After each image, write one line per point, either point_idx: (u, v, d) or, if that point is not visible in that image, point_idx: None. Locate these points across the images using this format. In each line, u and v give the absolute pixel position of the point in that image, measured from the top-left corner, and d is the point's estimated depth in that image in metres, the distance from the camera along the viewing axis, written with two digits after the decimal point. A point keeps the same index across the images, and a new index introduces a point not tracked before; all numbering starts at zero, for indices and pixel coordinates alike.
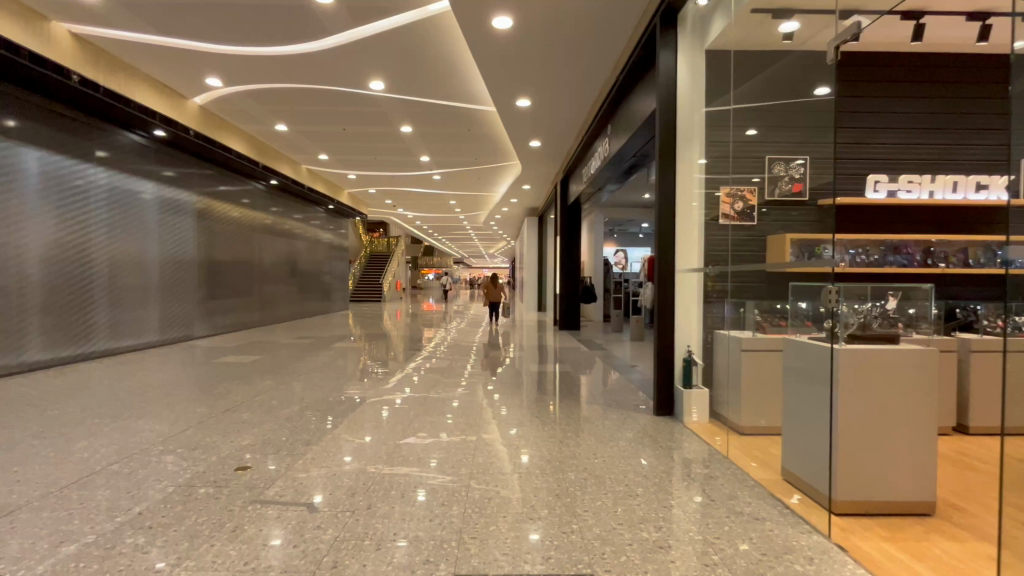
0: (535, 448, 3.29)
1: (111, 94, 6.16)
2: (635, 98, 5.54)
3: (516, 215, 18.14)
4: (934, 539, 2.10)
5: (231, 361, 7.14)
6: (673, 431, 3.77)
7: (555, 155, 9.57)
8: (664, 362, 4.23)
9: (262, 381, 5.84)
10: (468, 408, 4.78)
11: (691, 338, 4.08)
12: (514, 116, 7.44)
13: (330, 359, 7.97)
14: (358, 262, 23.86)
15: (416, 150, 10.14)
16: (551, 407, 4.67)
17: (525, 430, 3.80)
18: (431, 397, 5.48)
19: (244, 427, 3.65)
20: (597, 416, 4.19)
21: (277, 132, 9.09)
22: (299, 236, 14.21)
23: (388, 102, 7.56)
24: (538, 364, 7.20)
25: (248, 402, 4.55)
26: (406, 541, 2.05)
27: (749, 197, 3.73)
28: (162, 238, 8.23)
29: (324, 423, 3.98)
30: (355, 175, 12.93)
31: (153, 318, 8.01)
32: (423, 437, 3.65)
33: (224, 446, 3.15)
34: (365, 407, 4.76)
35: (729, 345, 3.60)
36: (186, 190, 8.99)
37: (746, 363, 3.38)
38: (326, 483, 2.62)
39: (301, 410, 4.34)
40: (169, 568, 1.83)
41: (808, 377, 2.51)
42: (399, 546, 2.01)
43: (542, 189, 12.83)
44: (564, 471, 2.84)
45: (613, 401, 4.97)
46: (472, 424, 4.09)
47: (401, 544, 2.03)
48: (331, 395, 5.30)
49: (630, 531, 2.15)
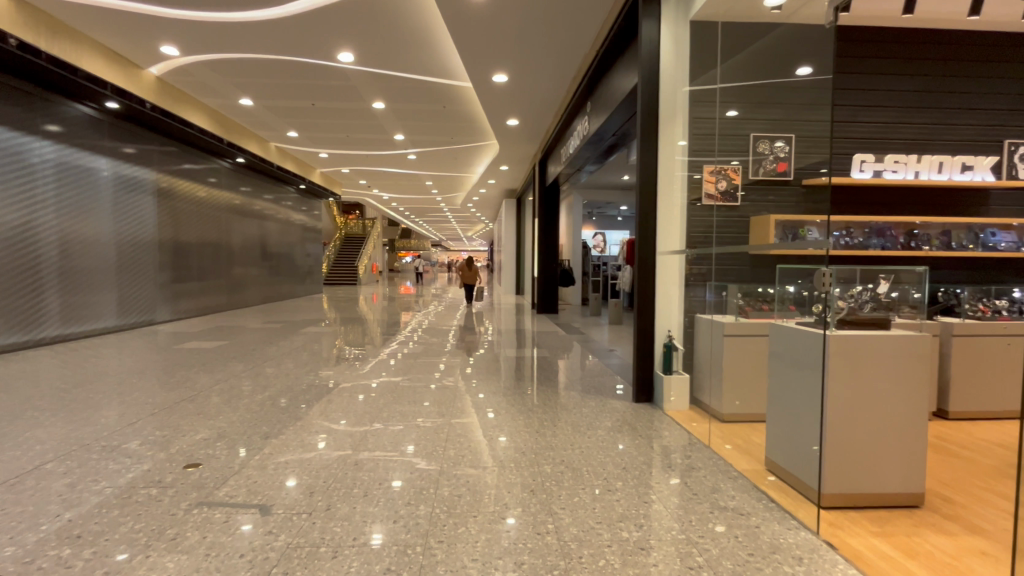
0: (511, 438, 3.14)
1: (55, 61, 5.72)
2: (616, 74, 5.38)
3: (494, 197, 17.86)
4: (925, 534, 2.00)
5: (195, 347, 6.83)
6: (653, 418, 3.66)
7: (533, 134, 9.32)
8: (643, 347, 4.12)
9: (226, 368, 5.57)
10: (443, 394, 4.61)
11: (671, 323, 4.00)
12: (491, 93, 7.18)
13: (302, 344, 7.70)
14: (333, 244, 23.34)
15: (390, 128, 9.80)
16: (528, 394, 4.53)
17: (500, 418, 3.65)
18: (405, 383, 5.29)
19: (202, 418, 3.42)
20: (575, 403, 4.07)
21: (241, 107, 8.65)
22: (269, 217, 13.74)
23: (358, 76, 7.22)
24: (516, 348, 7.05)
25: (209, 391, 4.31)
26: (381, 537, 1.96)
27: (733, 175, 3.51)
28: (118, 217, 7.79)
29: (288, 412, 3.76)
30: (327, 154, 12.49)
31: (110, 301, 7.62)
32: (394, 426, 3.47)
33: (176, 441, 2.92)
34: (334, 393, 4.57)
35: (711, 331, 3.48)
36: (145, 167, 8.53)
37: (729, 348, 3.27)
38: (286, 480, 2.43)
39: (265, 398, 4.12)
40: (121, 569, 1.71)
41: (794, 362, 2.41)
42: (374, 542, 1.92)
43: (520, 170, 12.58)
44: (540, 464, 2.69)
45: (592, 387, 4.85)
46: (446, 411, 3.92)
47: (376, 539, 1.93)
48: (300, 382, 5.07)
49: (609, 531, 2.01)
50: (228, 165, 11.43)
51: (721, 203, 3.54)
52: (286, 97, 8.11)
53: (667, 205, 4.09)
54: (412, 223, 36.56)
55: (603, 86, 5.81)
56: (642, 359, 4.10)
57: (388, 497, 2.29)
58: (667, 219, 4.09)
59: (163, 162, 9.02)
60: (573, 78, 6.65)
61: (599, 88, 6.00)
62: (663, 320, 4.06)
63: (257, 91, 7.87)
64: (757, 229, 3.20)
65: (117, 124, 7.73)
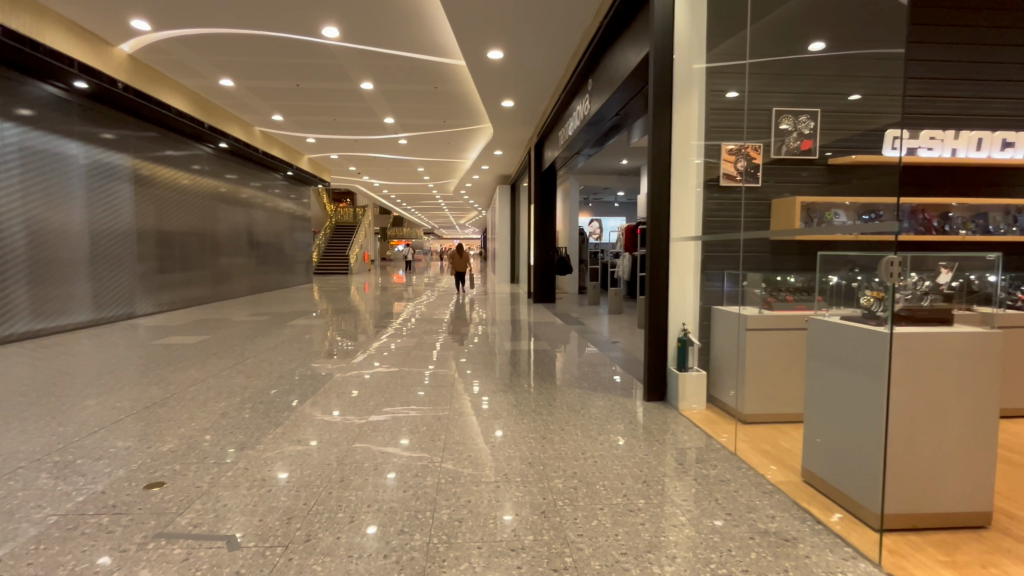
0: (515, 445, 2.83)
1: (14, 36, 5.29)
2: (620, 48, 5.03)
3: (487, 183, 17.47)
4: (1002, 564, 1.74)
5: (175, 342, 6.46)
6: (667, 418, 3.36)
7: (529, 116, 8.94)
8: (653, 342, 3.75)
9: (205, 363, 5.22)
10: (438, 390, 4.30)
11: (686, 315, 3.69)
12: (486, 72, 6.81)
13: (288, 337, 7.35)
14: (322, 232, 22.84)
15: (379, 110, 9.39)
16: (531, 390, 4.21)
17: (505, 419, 3.34)
18: (396, 377, 4.95)
19: (171, 423, 3.08)
20: (582, 401, 3.76)
21: (222, 88, 8.21)
22: (255, 204, 13.28)
23: (344, 54, 6.83)
24: (512, 341, 6.73)
25: (183, 391, 3.97)
26: (376, 527, 1.94)
27: (754, 154, 3.19)
28: (91, 205, 7.35)
29: (269, 413, 3.42)
30: (314, 138, 12.03)
31: (84, 294, 7.22)
32: (383, 429, 3.14)
33: (138, 454, 2.59)
34: (323, 389, 4.24)
35: (731, 324, 3.23)
36: (122, 152, 8.10)
37: (753, 344, 3.03)
38: (265, 502, 2.11)
39: (246, 398, 3.79)
40: (111, 569, 1.68)
41: (842, 365, 2.11)
42: (369, 533, 1.89)
43: (514, 154, 12.19)
44: (548, 477, 2.38)
45: (598, 381, 4.54)
46: (442, 411, 3.61)
47: (371, 532, 1.91)
48: (283, 378, 4.72)
49: (637, 566, 1.72)
50: (210, 151, 10.94)
51: (742, 184, 3.26)
52: (269, 78, 7.70)
53: (681, 186, 3.75)
54: (403, 211, 35.99)
55: (606, 63, 5.47)
56: (654, 353, 3.73)
57: (377, 522, 1.97)
58: (681, 204, 3.75)
59: (142, 147, 8.60)
60: (572, 55, 6.30)
61: (601, 65, 5.65)
62: (678, 311, 3.71)
63: (237, 71, 7.45)
64: (780, 212, 2.86)
65: (90, 106, 7.30)
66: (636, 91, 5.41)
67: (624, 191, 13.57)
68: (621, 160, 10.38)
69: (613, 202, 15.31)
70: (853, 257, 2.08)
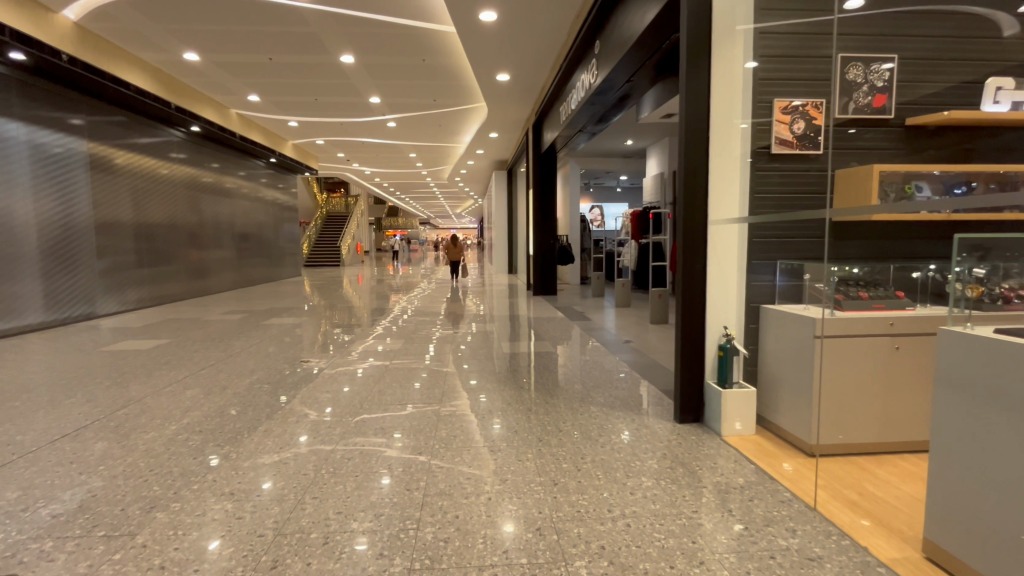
0: (520, 494, 2.11)
1: None
2: (631, 4, 4.34)
3: (482, 169, 16.70)
4: None
5: (131, 345, 5.72)
6: (709, 442, 2.64)
7: (526, 91, 8.21)
8: (685, 350, 2.87)
9: (156, 368, 4.51)
10: (425, 400, 3.57)
11: (729, 316, 2.88)
12: (478, 38, 6.07)
13: (266, 335, 6.62)
14: (313, 223, 22.01)
15: (364, 88, 8.61)
16: (536, 403, 3.47)
17: (507, 450, 2.61)
18: (376, 380, 4.24)
19: (72, 468, 2.37)
20: (598, 422, 3.01)
21: (186, 63, 7.47)
22: (238, 194, 12.52)
23: (318, 20, 6.06)
24: (510, 339, 5.98)
25: (107, 408, 3.24)
26: (366, 542, 1.79)
27: (814, 113, 2.62)
28: (39, 195, 6.60)
29: (205, 439, 2.73)
30: (297, 123, 11.30)
31: (33, 293, 6.51)
32: (345, 464, 2.44)
33: (2, 527, 1.88)
34: (290, 401, 3.51)
35: (790, 327, 2.59)
36: (80, 136, 7.37)
37: (820, 355, 2.38)
38: (199, 550, 1.74)
39: (184, 419, 3.08)
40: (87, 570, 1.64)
41: (992, 402, 1.47)
42: (359, 550, 1.74)
43: (511, 137, 11.47)
44: (564, 557, 1.70)
45: (613, 389, 3.78)
46: (425, 433, 2.90)
47: (361, 546, 1.76)
48: (240, 384, 4.01)
49: None
50: (182, 136, 10.03)
51: (798, 152, 2.69)
52: (238, 50, 6.95)
53: (723, 150, 2.83)
54: (399, 200, 35.34)
55: (616, 21, 4.73)
56: (687, 365, 2.87)
57: (367, 537, 1.81)
58: (722, 175, 2.83)
59: (104, 131, 7.86)
60: (576, 15, 5.55)
61: (609, 26, 4.93)
62: (719, 308, 2.87)
63: (201, 42, 6.71)
64: (845, 185, 2.42)
65: (39, 85, 6.56)
66: (650, 56, 4.73)
67: (626, 175, 12.91)
68: (626, 141, 9.66)
69: (615, 187, 14.62)
70: (989, 238, 1.43)
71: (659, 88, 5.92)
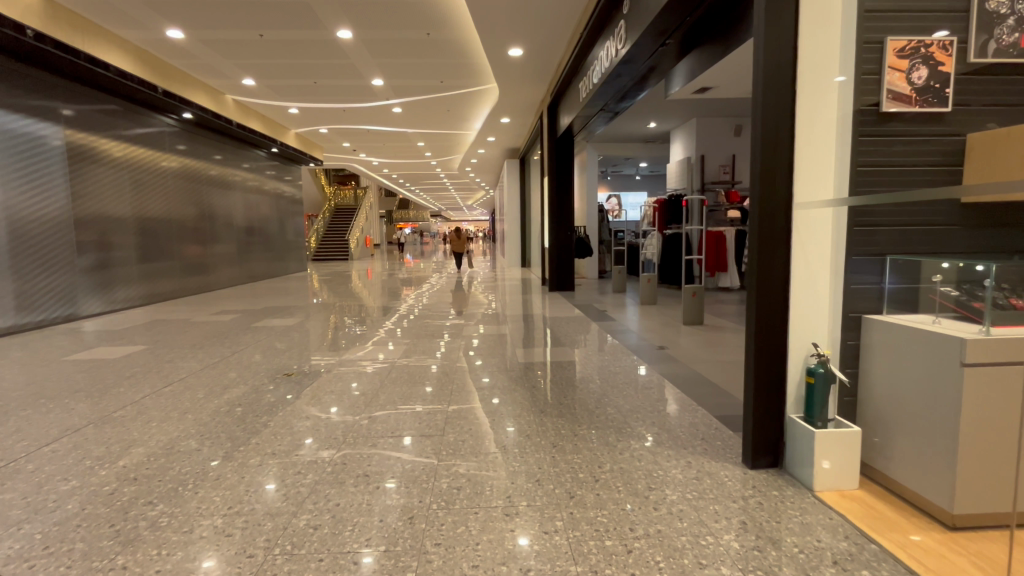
0: (541, 541, 1.73)
1: None
2: None
3: (494, 157, 15.86)
4: None
5: (106, 351, 5.14)
6: (802, 502, 1.97)
7: (540, 68, 7.48)
8: (764, 376, 2.19)
9: (119, 381, 3.90)
10: (425, 425, 2.90)
11: (819, 331, 2.19)
12: (487, 5, 5.38)
13: (256, 336, 6.02)
14: (322, 215, 21.53)
15: (365, 68, 7.96)
16: (561, 430, 2.79)
17: (529, 507, 1.94)
18: (369, 391, 3.60)
19: None
20: (646, 462, 2.32)
21: (171, 41, 6.89)
22: (240, 186, 11.97)
23: None
24: (525, 343, 5.27)
25: (35, 442, 2.64)
26: (373, 556, 1.66)
27: (941, 57, 1.88)
28: (8, 188, 6.02)
29: (134, 494, 2.08)
30: (297, 109, 10.70)
31: (3, 293, 5.98)
32: (310, 536, 1.78)
33: None
34: (261, 427, 2.85)
35: (907, 347, 1.92)
36: (60, 124, 6.80)
37: (970, 393, 1.69)
38: (190, 569, 1.62)
39: (121, 456, 2.44)
40: None
41: None
42: (364, 564, 1.63)
43: (523, 121, 10.77)
44: None
45: (658, 413, 3.03)
46: (420, 476, 2.24)
47: (366, 560, 1.65)
48: (208, 399, 3.38)
49: None
50: (173, 124, 9.39)
51: (916, 111, 1.98)
52: (225, 26, 6.34)
53: (814, 112, 2.12)
54: (411, 192, 35.02)
55: None
56: (762, 397, 2.20)
57: (374, 550, 1.70)
58: (810, 148, 2.15)
59: (89, 118, 7.30)
60: None
61: None
62: (805, 321, 2.19)
63: (183, 17, 6.11)
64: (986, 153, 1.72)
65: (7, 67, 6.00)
66: (687, 15, 4.05)
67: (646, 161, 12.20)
68: (649, 122, 8.91)
69: (634, 174, 13.90)
70: None
71: (694, 58, 5.17)
